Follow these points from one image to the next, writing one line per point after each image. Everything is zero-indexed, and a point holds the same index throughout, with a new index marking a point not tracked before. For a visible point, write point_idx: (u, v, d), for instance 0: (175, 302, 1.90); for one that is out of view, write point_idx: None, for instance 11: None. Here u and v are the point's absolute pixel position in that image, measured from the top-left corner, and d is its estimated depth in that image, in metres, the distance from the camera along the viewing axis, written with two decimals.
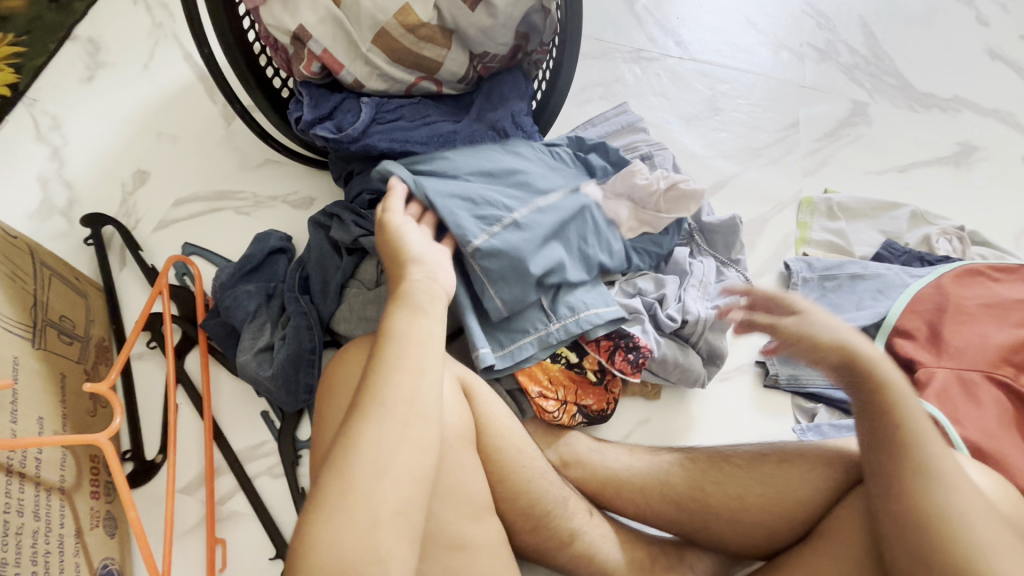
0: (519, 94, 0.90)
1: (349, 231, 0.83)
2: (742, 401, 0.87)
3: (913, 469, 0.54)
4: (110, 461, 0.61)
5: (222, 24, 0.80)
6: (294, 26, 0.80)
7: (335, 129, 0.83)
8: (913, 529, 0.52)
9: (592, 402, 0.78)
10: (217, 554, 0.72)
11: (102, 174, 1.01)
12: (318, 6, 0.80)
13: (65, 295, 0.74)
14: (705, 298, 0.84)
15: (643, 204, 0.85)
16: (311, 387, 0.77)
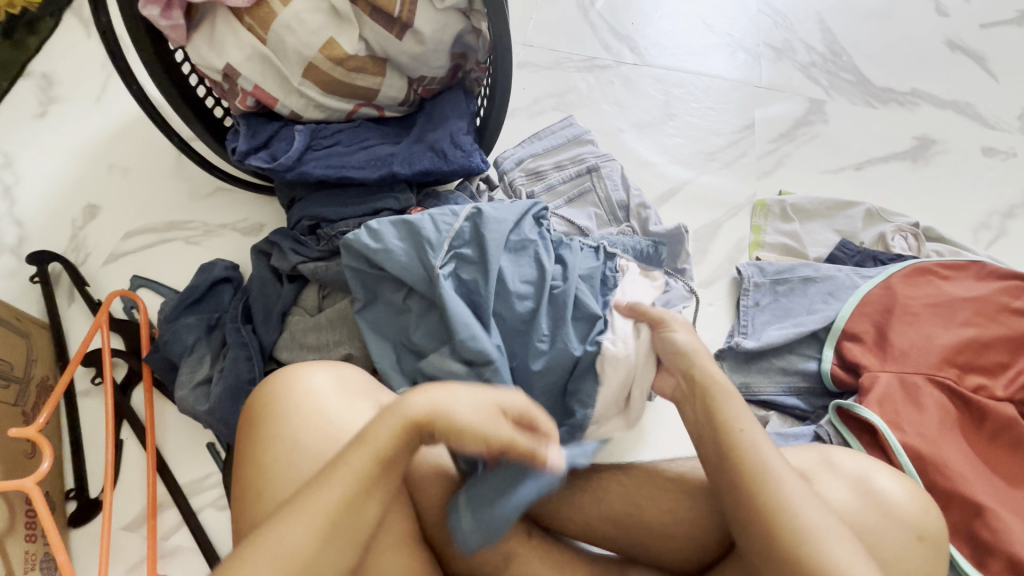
0: (459, 113, 0.90)
1: (288, 259, 0.83)
2: None
3: (751, 487, 0.53)
4: (38, 504, 0.62)
5: (151, 61, 0.81)
6: (221, 65, 0.79)
7: (269, 158, 0.84)
8: (765, 545, 0.52)
9: None
10: None
11: (53, 209, 1.01)
12: (242, 44, 0.78)
13: (2, 338, 0.76)
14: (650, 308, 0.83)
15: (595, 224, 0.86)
16: None
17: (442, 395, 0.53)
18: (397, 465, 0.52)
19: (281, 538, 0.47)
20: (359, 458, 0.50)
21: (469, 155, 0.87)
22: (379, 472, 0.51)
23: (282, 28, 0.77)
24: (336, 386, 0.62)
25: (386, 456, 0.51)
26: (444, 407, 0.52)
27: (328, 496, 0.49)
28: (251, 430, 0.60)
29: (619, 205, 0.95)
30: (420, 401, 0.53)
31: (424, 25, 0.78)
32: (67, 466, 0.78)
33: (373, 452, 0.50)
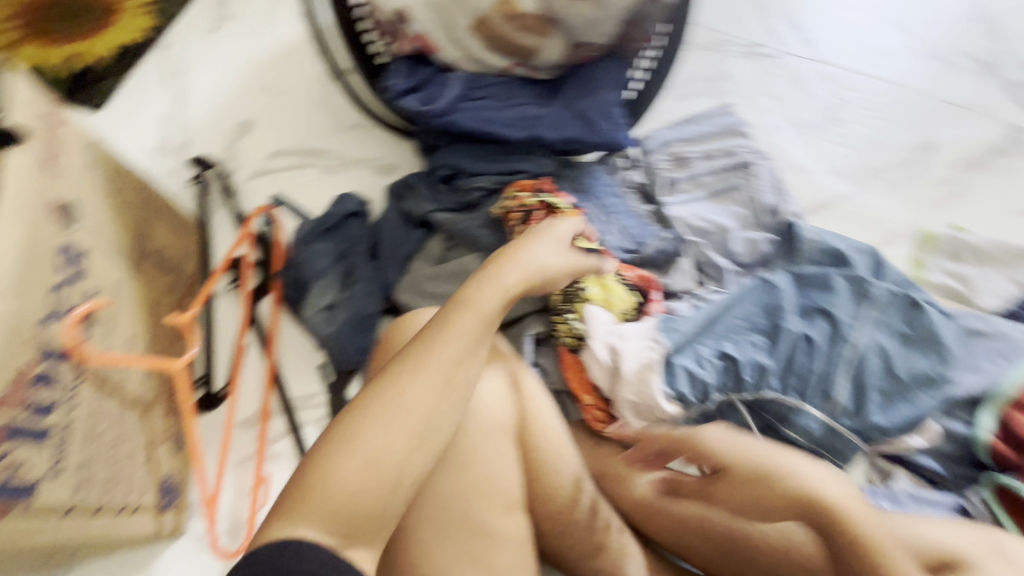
0: (615, 83, 0.85)
1: (421, 204, 0.84)
2: None
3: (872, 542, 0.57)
4: (183, 387, 0.66)
5: None
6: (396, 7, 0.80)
7: (422, 102, 0.83)
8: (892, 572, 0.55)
9: None
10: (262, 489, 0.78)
11: (214, 120, 1.08)
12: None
13: (166, 230, 0.82)
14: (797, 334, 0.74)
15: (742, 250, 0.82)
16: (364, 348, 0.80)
17: (531, 262, 0.62)
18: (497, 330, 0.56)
19: (403, 387, 0.49)
20: (464, 318, 0.54)
21: (619, 130, 0.84)
22: (488, 321, 0.56)
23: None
24: None
25: (481, 308, 0.56)
26: (540, 266, 0.62)
27: (442, 346, 0.52)
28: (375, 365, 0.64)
29: (766, 210, 0.87)
30: (512, 274, 0.60)
31: None
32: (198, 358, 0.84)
33: (474, 310, 0.55)
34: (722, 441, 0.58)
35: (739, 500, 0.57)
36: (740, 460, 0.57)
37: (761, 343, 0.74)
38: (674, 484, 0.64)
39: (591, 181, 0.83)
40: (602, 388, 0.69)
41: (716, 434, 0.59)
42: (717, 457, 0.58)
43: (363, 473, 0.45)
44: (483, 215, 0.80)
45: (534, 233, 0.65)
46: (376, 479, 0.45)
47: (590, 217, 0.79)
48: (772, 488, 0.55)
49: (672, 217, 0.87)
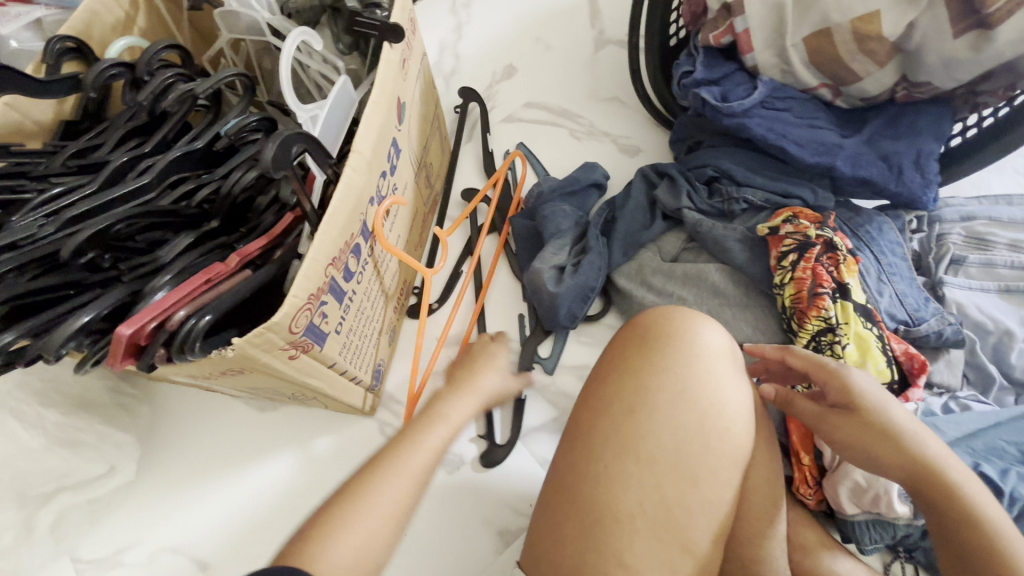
0: (936, 133, 0.75)
1: (677, 198, 0.81)
2: None
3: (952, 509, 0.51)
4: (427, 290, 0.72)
5: None
6: None
7: (719, 96, 0.79)
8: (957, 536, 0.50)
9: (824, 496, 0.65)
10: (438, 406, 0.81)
11: (484, 58, 1.14)
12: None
13: (437, 147, 0.88)
14: None
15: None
16: (573, 318, 0.80)
17: (479, 393, 0.64)
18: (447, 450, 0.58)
19: (380, 468, 0.54)
20: (426, 433, 0.57)
21: (925, 186, 0.74)
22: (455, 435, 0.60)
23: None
24: (726, 352, 0.57)
25: (433, 410, 0.60)
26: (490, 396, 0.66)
27: (427, 440, 0.57)
28: (628, 350, 0.58)
29: None
30: (474, 393, 0.63)
31: (1005, 33, 0.63)
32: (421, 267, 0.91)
33: (426, 421, 0.59)
34: (869, 385, 0.56)
35: (860, 450, 0.55)
36: (882, 415, 0.54)
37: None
38: (786, 399, 0.61)
39: (872, 231, 0.74)
40: (827, 453, 0.63)
41: (860, 375, 0.57)
42: (857, 394, 0.55)
43: (356, 549, 0.49)
44: (740, 229, 0.76)
45: (485, 356, 0.68)
46: (357, 557, 0.49)
47: (866, 270, 0.70)
48: (903, 454, 0.53)
49: (950, 299, 0.75)
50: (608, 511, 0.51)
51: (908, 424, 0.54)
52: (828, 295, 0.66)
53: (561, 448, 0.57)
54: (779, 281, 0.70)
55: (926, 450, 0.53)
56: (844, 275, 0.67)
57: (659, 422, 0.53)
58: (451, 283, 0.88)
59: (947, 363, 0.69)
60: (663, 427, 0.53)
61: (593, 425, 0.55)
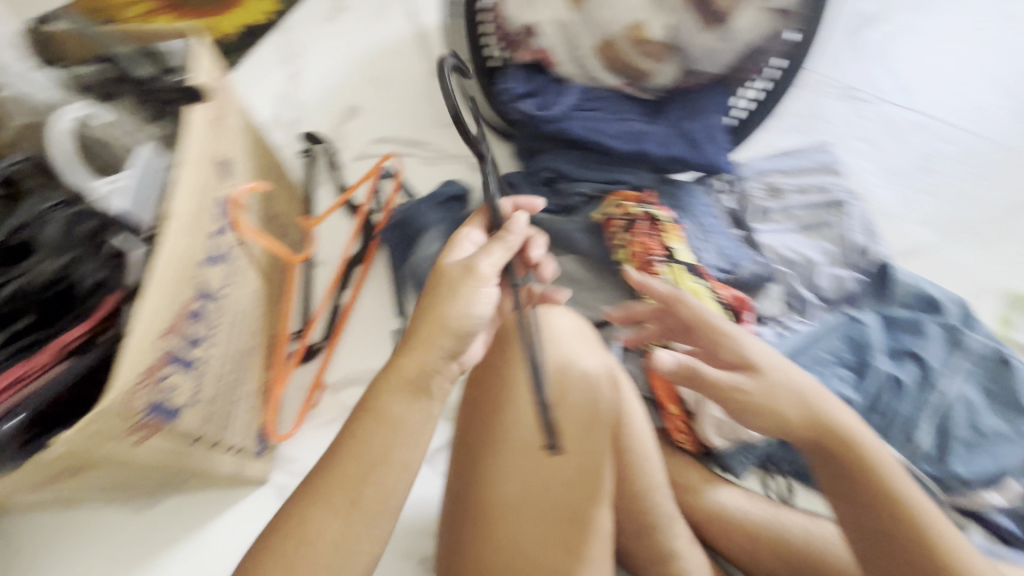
0: (720, 109, 0.88)
1: (521, 203, 0.88)
2: None
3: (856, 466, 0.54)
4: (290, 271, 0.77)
5: None
6: (527, 21, 0.85)
7: (537, 107, 0.87)
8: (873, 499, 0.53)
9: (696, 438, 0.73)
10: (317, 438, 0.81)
11: (323, 101, 1.15)
12: (553, 7, 0.83)
13: (285, 195, 0.87)
14: (891, 364, 0.75)
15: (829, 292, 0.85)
16: None
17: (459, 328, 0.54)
18: (408, 433, 0.52)
19: (313, 500, 0.50)
20: (363, 424, 0.52)
21: (721, 154, 0.86)
22: (419, 427, 0.52)
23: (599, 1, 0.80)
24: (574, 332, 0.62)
25: (383, 404, 0.52)
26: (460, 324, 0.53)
27: (377, 443, 0.51)
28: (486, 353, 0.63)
29: (857, 248, 0.88)
30: (421, 355, 0.53)
31: (739, 22, 0.79)
32: (295, 312, 0.89)
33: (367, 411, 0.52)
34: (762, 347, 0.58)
35: (775, 418, 0.56)
36: (782, 376, 0.57)
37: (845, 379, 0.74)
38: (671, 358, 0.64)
39: (688, 199, 0.85)
40: (687, 400, 0.72)
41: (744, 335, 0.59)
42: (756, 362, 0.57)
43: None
44: (580, 220, 0.83)
45: (451, 284, 0.54)
46: None
47: (689, 233, 0.81)
48: (815, 419, 0.55)
49: (763, 243, 0.88)
50: (495, 505, 0.55)
51: (805, 382, 0.57)
52: (659, 261, 0.76)
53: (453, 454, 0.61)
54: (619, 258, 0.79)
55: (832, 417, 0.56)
56: (666, 242, 0.77)
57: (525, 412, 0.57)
58: (329, 322, 0.88)
59: (769, 296, 0.81)
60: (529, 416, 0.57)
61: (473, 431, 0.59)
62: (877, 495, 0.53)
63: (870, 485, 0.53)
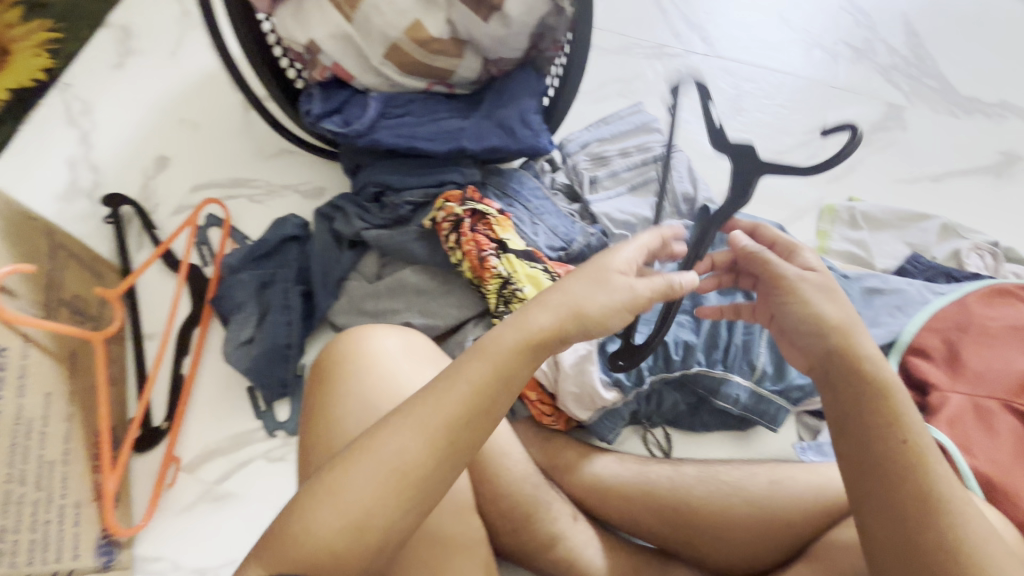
0: (529, 91, 0.89)
1: (351, 224, 0.84)
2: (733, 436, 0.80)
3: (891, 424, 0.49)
4: (99, 357, 0.71)
5: (242, 31, 0.83)
6: (305, 40, 0.80)
7: (342, 124, 0.84)
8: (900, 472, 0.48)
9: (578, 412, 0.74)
10: (179, 525, 0.74)
11: (126, 158, 1.04)
12: (328, 21, 0.79)
13: (82, 277, 0.77)
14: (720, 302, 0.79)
15: None
16: (286, 381, 0.80)
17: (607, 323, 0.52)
18: (520, 383, 0.52)
19: (403, 437, 0.48)
20: (480, 376, 0.50)
21: (537, 136, 0.86)
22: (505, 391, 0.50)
23: (369, 8, 0.77)
24: (402, 349, 0.62)
25: (517, 379, 0.51)
26: (578, 302, 0.52)
27: (452, 396, 0.49)
28: (312, 393, 0.61)
29: (684, 196, 0.93)
30: (542, 316, 0.52)
31: (512, 8, 0.77)
32: (129, 393, 0.81)
33: (506, 372, 0.50)
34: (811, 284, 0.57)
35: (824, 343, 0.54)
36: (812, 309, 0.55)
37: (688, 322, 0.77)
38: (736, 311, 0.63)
39: (515, 186, 0.86)
40: (545, 383, 0.72)
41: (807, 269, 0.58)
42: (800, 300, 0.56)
43: (365, 513, 0.46)
44: (414, 228, 0.81)
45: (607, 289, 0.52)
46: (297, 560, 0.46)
47: (518, 221, 0.83)
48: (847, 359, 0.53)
49: (597, 213, 0.91)
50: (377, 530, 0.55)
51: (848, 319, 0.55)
52: (492, 255, 0.75)
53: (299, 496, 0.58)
54: (456, 260, 0.77)
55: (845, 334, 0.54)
56: (499, 233, 0.77)
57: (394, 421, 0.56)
58: (173, 396, 0.81)
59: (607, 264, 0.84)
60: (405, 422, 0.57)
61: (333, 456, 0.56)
62: (904, 466, 0.48)
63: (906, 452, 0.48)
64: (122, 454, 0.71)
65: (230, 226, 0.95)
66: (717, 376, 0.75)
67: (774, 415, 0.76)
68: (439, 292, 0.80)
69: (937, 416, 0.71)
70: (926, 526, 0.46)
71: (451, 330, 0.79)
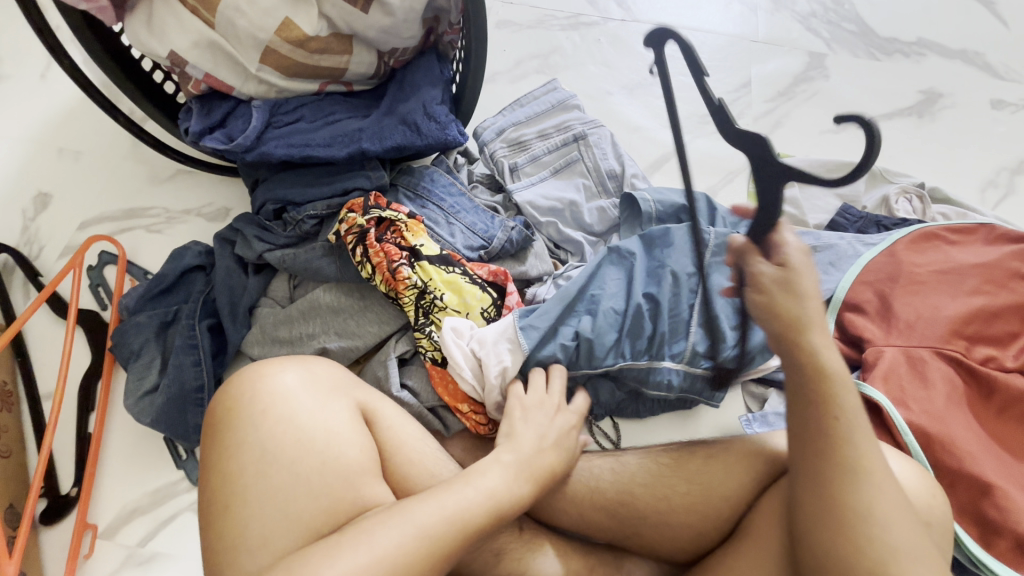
0: (432, 81, 0.82)
1: (252, 247, 0.78)
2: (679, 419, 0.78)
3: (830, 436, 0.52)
4: None
5: (95, 47, 0.74)
6: (165, 52, 0.72)
7: (226, 139, 0.77)
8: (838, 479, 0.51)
9: None
10: None
11: (1, 200, 0.93)
12: (189, 29, 0.71)
13: None
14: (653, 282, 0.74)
15: (591, 228, 0.87)
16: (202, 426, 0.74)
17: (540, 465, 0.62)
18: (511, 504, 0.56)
19: (389, 538, 0.47)
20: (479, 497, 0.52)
21: (444, 128, 0.80)
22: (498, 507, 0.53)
23: (230, 9, 0.70)
24: (306, 383, 0.56)
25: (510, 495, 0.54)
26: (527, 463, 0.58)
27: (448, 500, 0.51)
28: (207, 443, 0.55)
29: (609, 174, 0.89)
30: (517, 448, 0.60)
31: None
32: (31, 460, 0.74)
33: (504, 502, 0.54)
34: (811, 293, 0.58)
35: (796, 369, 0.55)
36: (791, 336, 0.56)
37: (614, 314, 0.71)
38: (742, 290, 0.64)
39: (427, 184, 0.81)
40: (475, 393, 0.69)
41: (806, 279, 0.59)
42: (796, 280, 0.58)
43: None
44: (320, 244, 0.75)
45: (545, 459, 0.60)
46: None
47: (430, 224, 0.78)
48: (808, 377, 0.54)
49: (521, 202, 0.86)
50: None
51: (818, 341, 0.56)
52: (404, 264, 0.70)
53: (208, 565, 0.51)
54: (367, 274, 0.71)
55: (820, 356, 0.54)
56: (410, 240, 0.72)
57: (346, 480, 0.52)
58: (80, 459, 0.74)
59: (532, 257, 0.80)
60: (360, 479, 0.53)
61: (273, 522, 0.50)
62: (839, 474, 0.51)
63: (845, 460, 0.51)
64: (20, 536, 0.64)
65: (126, 261, 0.87)
66: (643, 366, 0.72)
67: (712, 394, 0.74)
68: (357, 308, 0.75)
69: (873, 372, 0.71)
70: (857, 541, 0.48)
71: (374, 347, 0.74)
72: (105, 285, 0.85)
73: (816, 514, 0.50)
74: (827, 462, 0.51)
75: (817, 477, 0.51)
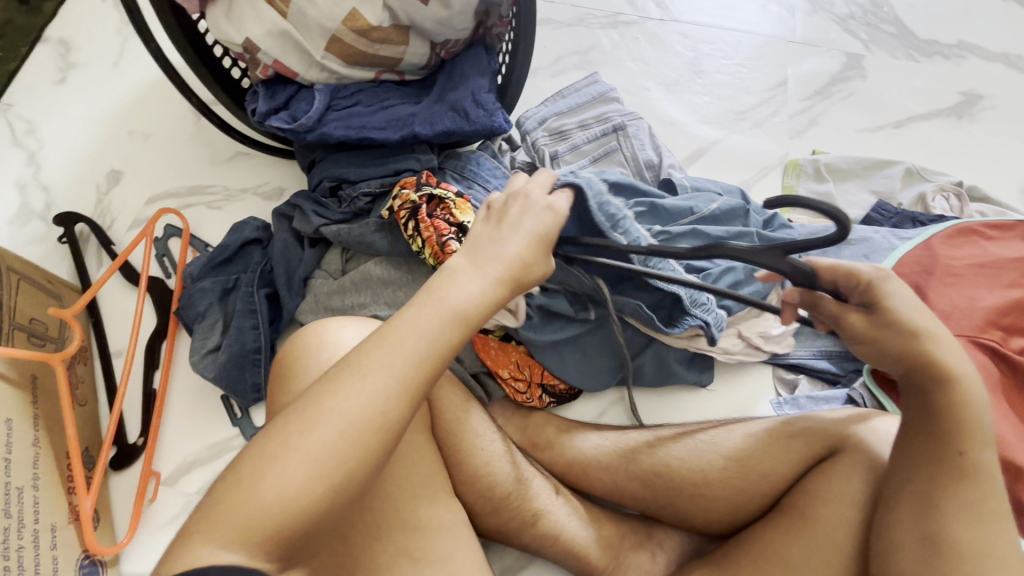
0: (480, 71, 0.86)
1: (309, 221, 0.83)
2: (717, 407, 0.79)
3: (953, 442, 0.51)
4: (61, 379, 0.69)
5: (176, 33, 0.81)
6: (240, 39, 0.78)
7: (289, 120, 0.82)
8: (948, 482, 0.50)
9: (559, 381, 0.75)
10: (166, 538, 0.74)
11: (78, 175, 1.01)
12: (262, 19, 0.77)
13: (37, 299, 0.76)
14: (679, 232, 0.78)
15: None
16: (259, 385, 0.79)
17: (503, 254, 0.51)
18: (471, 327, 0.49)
19: (345, 413, 0.43)
20: (438, 312, 0.47)
21: (491, 115, 0.84)
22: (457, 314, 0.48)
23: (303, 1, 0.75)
24: (364, 337, 0.62)
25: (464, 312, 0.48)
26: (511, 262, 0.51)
27: (415, 326, 0.46)
28: (273, 391, 0.61)
29: (646, 164, 0.92)
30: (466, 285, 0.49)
31: None
32: (102, 411, 0.80)
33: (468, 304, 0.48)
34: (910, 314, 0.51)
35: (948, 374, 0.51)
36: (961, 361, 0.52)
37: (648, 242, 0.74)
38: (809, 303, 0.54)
39: (473, 167, 0.86)
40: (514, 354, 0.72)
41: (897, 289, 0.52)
42: (893, 304, 0.51)
43: (309, 499, 0.41)
44: (374, 220, 0.80)
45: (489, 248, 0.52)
46: (269, 505, 0.41)
47: (478, 204, 0.82)
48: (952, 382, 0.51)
49: None
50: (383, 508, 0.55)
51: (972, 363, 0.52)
52: (453, 239, 0.73)
53: None
54: (417, 247, 0.75)
55: (962, 385, 0.51)
56: (459, 217, 0.75)
57: None
58: (147, 412, 0.80)
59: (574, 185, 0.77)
60: None
61: None
62: (950, 482, 0.50)
63: (963, 469, 0.50)
64: (96, 476, 0.70)
65: (190, 234, 0.93)
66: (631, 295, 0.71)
67: (706, 309, 0.72)
68: (405, 278, 0.79)
69: None
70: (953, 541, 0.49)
71: None
72: (170, 255, 0.91)
73: (919, 533, 0.50)
74: (941, 485, 0.50)
75: (927, 498, 0.50)
